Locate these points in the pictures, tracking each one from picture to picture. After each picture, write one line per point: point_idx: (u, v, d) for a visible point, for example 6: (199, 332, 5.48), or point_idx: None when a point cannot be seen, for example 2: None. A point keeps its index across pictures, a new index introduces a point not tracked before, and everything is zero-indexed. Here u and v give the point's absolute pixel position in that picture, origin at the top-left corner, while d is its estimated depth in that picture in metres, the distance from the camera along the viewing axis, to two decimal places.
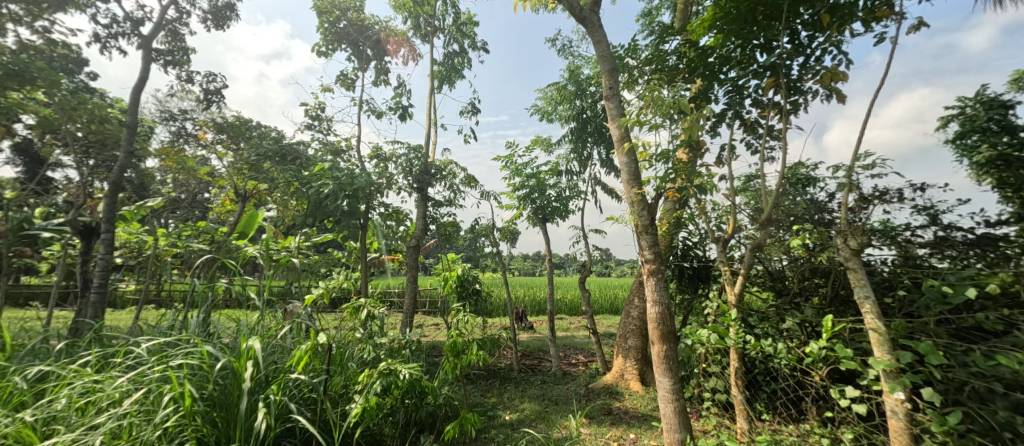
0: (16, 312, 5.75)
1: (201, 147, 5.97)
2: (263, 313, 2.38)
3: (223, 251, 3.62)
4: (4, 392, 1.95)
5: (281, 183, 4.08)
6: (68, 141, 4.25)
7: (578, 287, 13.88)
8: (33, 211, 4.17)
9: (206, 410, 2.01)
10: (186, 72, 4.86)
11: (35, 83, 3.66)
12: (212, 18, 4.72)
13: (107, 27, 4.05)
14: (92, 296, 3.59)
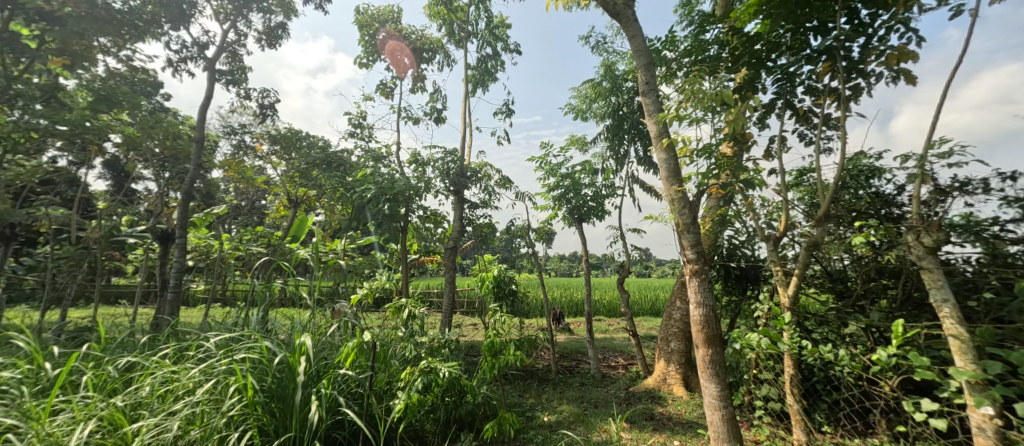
0: (109, 309, 6.49)
1: (259, 157, 6.46)
2: (314, 312, 2.54)
3: (277, 253, 3.89)
4: (99, 379, 2.21)
5: (328, 189, 4.33)
6: (149, 157, 4.75)
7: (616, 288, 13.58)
8: (122, 219, 4.70)
9: (266, 401, 2.18)
10: (245, 89, 5.28)
11: (119, 107, 4.13)
12: (267, 38, 5.10)
13: (178, 53, 4.50)
14: (169, 295, 3.99)
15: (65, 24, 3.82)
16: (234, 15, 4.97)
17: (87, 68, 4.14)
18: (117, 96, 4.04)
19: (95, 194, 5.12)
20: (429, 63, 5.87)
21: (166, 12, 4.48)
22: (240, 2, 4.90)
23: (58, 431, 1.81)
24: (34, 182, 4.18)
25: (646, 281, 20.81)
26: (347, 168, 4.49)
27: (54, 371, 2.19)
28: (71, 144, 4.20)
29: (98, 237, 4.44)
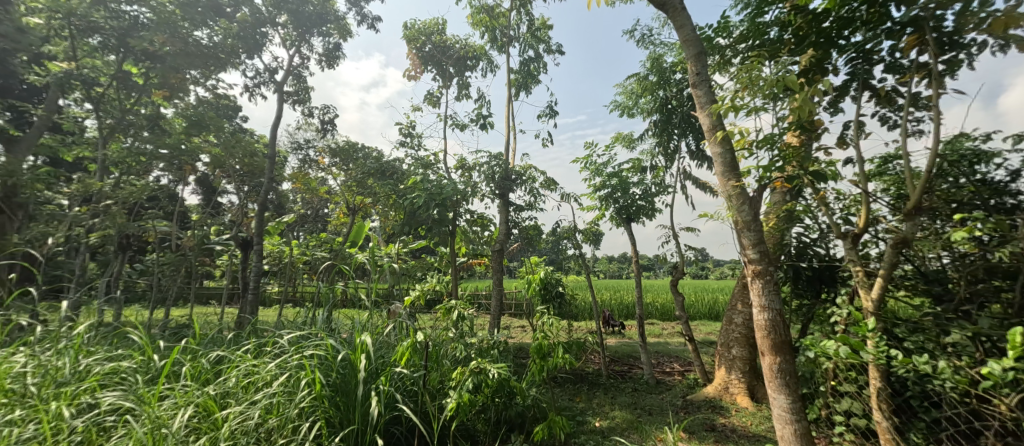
0: (203, 309, 7.35)
1: (322, 169, 6.99)
2: (371, 313, 2.71)
3: (338, 258, 4.19)
4: (195, 369, 2.52)
5: (382, 196, 4.58)
6: (231, 173, 5.33)
7: (670, 290, 12.95)
8: (211, 229, 5.31)
9: (332, 395, 2.35)
10: (309, 107, 5.76)
11: (207, 130, 4.73)
12: (326, 59, 5.53)
13: (254, 78, 5.02)
14: (249, 296, 4.44)
15: (165, 61, 4.45)
16: (299, 41, 5.45)
17: (181, 97, 4.72)
18: (206, 121, 4.66)
19: (190, 207, 5.83)
20: (473, 70, 6.02)
21: (242, 42, 4.84)
22: (304, 29, 5.36)
23: (165, 414, 2.09)
24: (144, 198, 4.86)
25: (705, 283, 19.63)
26: (398, 175, 4.73)
27: (159, 362, 2.53)
28: (171, 164, 4.84)
29: (193, 245, 5.05)
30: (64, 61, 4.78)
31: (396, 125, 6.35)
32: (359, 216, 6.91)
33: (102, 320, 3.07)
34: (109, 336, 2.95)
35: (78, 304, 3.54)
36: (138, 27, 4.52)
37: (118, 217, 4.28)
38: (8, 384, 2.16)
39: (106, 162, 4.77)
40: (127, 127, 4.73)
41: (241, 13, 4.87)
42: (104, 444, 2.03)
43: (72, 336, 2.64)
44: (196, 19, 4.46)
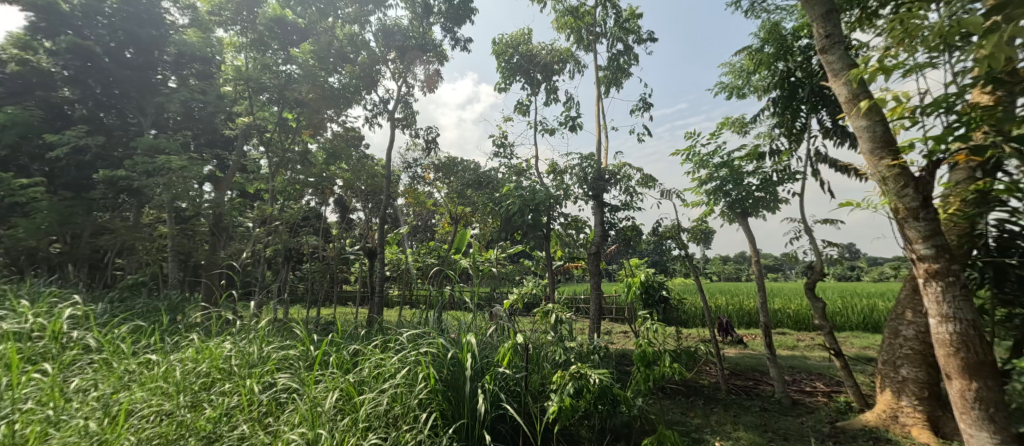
0: (344, 309, 8.71)
1: (428, 184, 7.71)
2: (475, 315, 2.90)
3: (443, 264, 4.55)
4: (339, 359, 3.01)
5: (479, 204, 4.83)
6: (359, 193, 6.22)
7: (805, 295, 10.99)
8: (347, 241, 6.29)
9: (445, 390, 2.57)
10: (415, 130, 6.42)
11: (339, 159, 5.78)
12: (427, 84, 6.11)
13: (373, 110, 5.81)
14: (375, 298, 5.13)
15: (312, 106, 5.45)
16: (405, 72, 6.10)
17: (323, 133, 5.93)
18: (340, 152, 5.79)
19: (330, 223, 7.00)
20: (561, 73, 6.00)
21: (363, 79, 5.50)
22: (409, 61, 6.01)
23: (319, 395, 2.54)
24: (299, 218, 6.01)
25: (856, 286, 16.08)
26: (491, 183, 4.94)
27: (313, 352, 3.10)
28: (317, 189, 5.89)
29: (334, 255, 6.06)
30: (248, 116, 6.24)
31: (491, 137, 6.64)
32: (462, 224, 7.41)
33: (274, 316, 3.89)
34: (278, 329, 3.72)
35: (260, 304, 4.54)
36: (291, 82, 5.72)
37: (284, 234, 5.38)
38: (221, 364, 2.89)
39: (274, 191, 6.03)
40: (287, 163, 5.92)
41: (361, 56, 5.63)
42: (280, 415, 2.56)
43: (257, 328, 3.41)
44: (327, 67, 5.48)
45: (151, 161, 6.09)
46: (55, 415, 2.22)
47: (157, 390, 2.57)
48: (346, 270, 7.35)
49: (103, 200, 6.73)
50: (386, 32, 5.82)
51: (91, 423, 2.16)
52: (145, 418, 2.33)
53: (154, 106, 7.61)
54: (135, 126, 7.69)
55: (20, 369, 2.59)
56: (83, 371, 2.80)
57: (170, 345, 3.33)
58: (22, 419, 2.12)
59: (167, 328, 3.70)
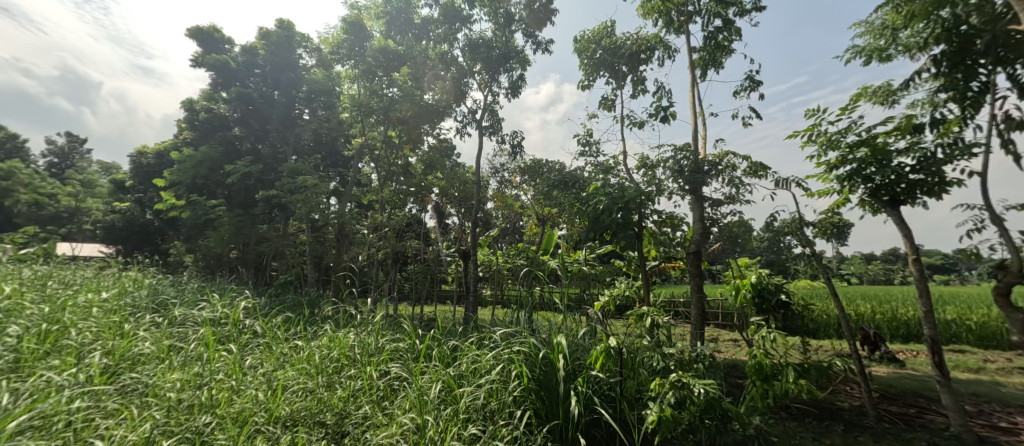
0: (445, 307, 9.41)
1: (514, 187, 7.87)
2: (565, 316, 2.91)
3: (530, 265, 4.60)
4: (441, 353, 3.26)
5: (565, 204, 4.76)
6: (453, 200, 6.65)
7: (991, 304, 8.54)
8: (444, 245, 6.80)
9: (537, 390, 2.59)
10: (501, 136, 6.64)
11: (435, 169, 6.37)
12: (511, 90, 6.27)
13: (463, 121, 6.17)
14: (468, 298, 5.41)
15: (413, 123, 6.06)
16: (491, 81, 6.35)
17: (421, 147, 6.55)
18: (435, 163, 6.34)
19: (430, 228, 7.63)
20: (649, 62, 5.62)
21: (452, 93, 6.05)
22: (493, 71, 6.23)
23: (425, 385, 2.78)
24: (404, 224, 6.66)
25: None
26: (575, 183, 4.82)
27: (419, 345, 3.41)
28: (419, 199, 6.47)
29: (434, 257, 6.62)
30: (362, 137, 7.15)
31: (575, 135, 6.44)
32: (549, 226, 7.42)
33: (386, 311, 4.38)
34: (389, 323, 4.19)
35: (373, 301, 5.16)
36: (393, 103, 6.40)
37: (391, 239, 6.09)
38: (348, 350, 3.37)
39: (384, 201, 6.79)
40: (393, 176, 6.62)
41: (451, 72, 6.05)
42: (394, 400, 2.88)
43: (372, 322, 3.89)
44: (423, 85, 6.05)
45: (294, 182, 7.35)
46: (237, 384, 2.83)
47: (302, 369, 3.10)
48: (445, 271, 7.94)
49: (263, 215, 8.36)
50: (473, 45, 6.08)
51: (259, 393, 2.71)
52: (295, 392, 2.83)
53: (294, 136, 9.22)
54: (282, 153, 9.37)
55: (213, 347, 3.35)
56: (252, 352, 3.51)
57: (307, 334, 3.98)
58: (217, 386, 2.75)
59: (305, 319, 4.44)
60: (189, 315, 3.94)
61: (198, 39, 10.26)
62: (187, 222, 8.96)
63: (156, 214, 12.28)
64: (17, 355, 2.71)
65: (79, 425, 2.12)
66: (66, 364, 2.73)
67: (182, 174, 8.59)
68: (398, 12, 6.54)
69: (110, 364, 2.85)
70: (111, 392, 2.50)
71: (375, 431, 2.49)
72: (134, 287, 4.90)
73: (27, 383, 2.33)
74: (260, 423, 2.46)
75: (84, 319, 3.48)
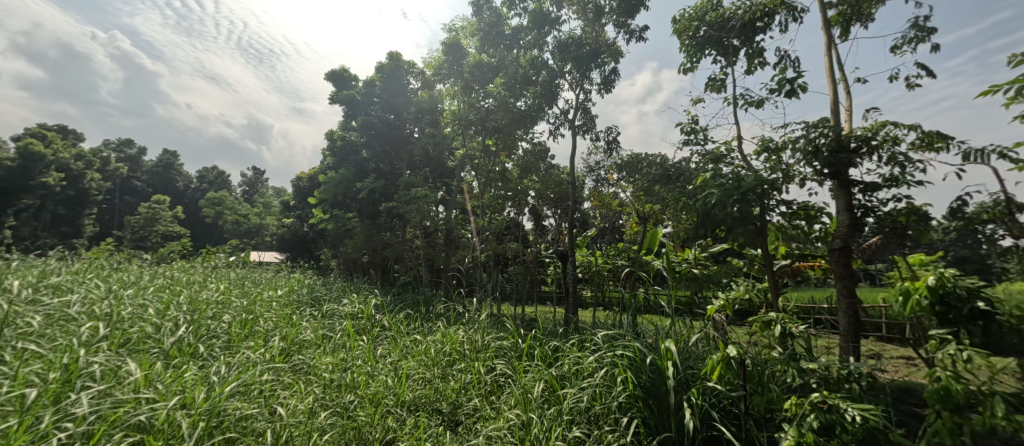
0: (546, 308, 9.50)
1: (612, 186, 7.59)
2: (674, 320, 2.72)
3: (634, 265, 4.39)
4: (543, 353, 3.30)
5: (669, 199, 4.45)
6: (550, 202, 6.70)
7: None
8: (542, 246, 6.90)
9: (644, 397, 2.45)
10: (596, 133, 6.48)
11: (531, 172, 6.55)
12: (604, 85, 6.08)
13: (555, 123, 6.19)
14: (570, 300, 5.36)
15: (505, 130, 6.39)
16: (582, 79, 6.25)
17: (516, 152, 6.78)
18: (530, 166, 6.52)
19: (528, 231, 7.77)
20: (767, 31, 4.94)
21: (544, 98, 6.10)
22: (585, 68, 6.11)
23: (528, 383, 2.83)
24: (504, 227, 6.94)
25: None
26: (680, 175, 4.41)
27: (522, 344, 3.50)
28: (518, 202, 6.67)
29: (533, 259, 6.76)
30: (463, 148, 7.63)
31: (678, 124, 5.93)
32: (652, 224, 6.98)
33: (491, 311, 4.59)
34: (494, 322, 4.37)
35: (479, 300, 5.46)
36: (489, 113, 6.71)
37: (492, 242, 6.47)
38: (461, 345, 3.60)
39: (484, 206, 7.14)
40: (491, 182, 6.95)
41: (542, 76, 6.12)
42: (500, 395, 3.00)
43: (479, 321, 4.10)
44: (516, 92, 6.24)
45: (408, 193, 8.18)
46: (371, 370, 3.22)
47: (421, 361, 3.41)
48: (543, 273, 8.04)
49: (385, 223, 9.46)
50: (562, 46, 6.05)
51: (388, 379, 3.06)
52: (416, 381, 3.14)
53: (406, 152, 10.24)
54: (398, 168, 10.48)
55: (353, 337, 3.89)
56: (382, 343, 3.98)
57: (424, 329, 4.36)
58: (357, 370, 3.16)
59: (422, 316, 4.89)
60: (335, 309, 4.63)
61: (331, 78, 12.06)
62: (329, 232, 10.61)
63: (308, 226, 14.79)
64: (228, 336, 3.49)
65: (266, 394, 2.65)
66: (257, 345, 3.43)
67: (325, 193, 10.22)
68: (490, 27, 6.71)
69: (284, 346, 3.50)
70: (285, 369, 3.06)
71: (484, 423, 2.62)
72: (297, 286, 5.96)
73: (234, 358, 2.99)
74: (390, 405, 2.79)
75: (267, 311, 4.34)
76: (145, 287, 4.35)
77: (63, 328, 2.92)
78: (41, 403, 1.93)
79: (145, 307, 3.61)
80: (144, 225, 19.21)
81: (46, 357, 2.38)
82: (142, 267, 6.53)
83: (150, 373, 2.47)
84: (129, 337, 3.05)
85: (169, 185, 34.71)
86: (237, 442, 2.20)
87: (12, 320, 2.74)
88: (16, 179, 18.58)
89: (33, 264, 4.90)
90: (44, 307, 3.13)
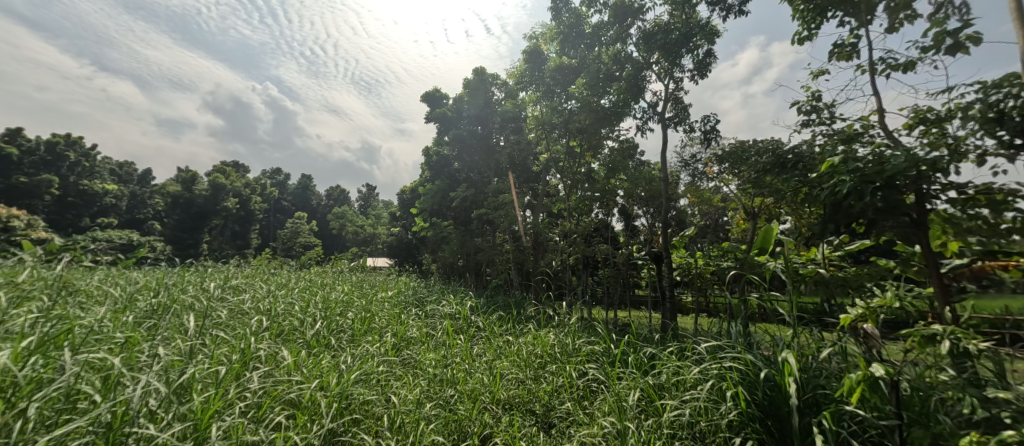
0: (641, 313, 9.04)
1: (712, 179, 6.92)
2: (796, 331, 2.37)
3: (743, 266, 3.95)
4: (638, 361, 3.13)
5: (785, 191, 3.91)
6: (641, 201, 6.39)
7: None
8: (633, 247, 6.59)
9: (761, 417, 2.17)
10: (690, 124, 6.02)
11: (619, 171, 6.31)
12: (698, 71, 5.62)
13: (642, 118, 5.90)
14: (668, 305, 5.03)
15: (590, 131, 6.27)
16: (672, 68, 5.86)
17: (601, 152, 6.62)
18: (618, 165, 6.24)
19: (618, 232, 7.49)
20: None
21: (629, 92, 5.77)
22: (675, 55, 5.71)
23: (624, 392, 2.70)
24: (593, 229, 6.81)
25: None
26: (798, 162, 3.82)
27: (614, 350, 3.35)
28: (605, 203, 6.52)
29: (625, 261, 6.49)
30: (548, 151, 7.68)
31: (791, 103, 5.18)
32: (763, 219, 6.19)
33: (581, 314, 4.50)
34: (585, 326, 4.27)
35: (569, 304, 5.41)
36: (571, 115, 6.65)
37: (581, 244, 6.42)
38: (554, 347, 3.59)
39: (571, 209, 7.08)
40: (578, 183, 6.88)
41: (626, 71, 5.87)
42: (593, 401, 2.92)
43: (569, 324, 4.03)
44: (598, 91, 6.05)
45: (498, 199, 8.49)
46: (469, 368, 3.38)
47: (514, 360, 3.49)
48: (636, 275, 7.67)
49: (477, 229, 9.91)
50: (648, 36, 5.76)
51: (483, 377, 3.18)
52: (509, 380, 3.21)
53: (494, 159, 10.63)
54: (487, 176, 10.91)
55: (451, 336, 4.13)
56: (478, 342, 4.16)
57: (518, 331, 4.46)
58: (456, 367, 3.34)
59: (516, 317, 5.00)
60: (436, 309, 4.96)
61: (425, 98, 13.08)
62: (429, 239, 11.51)
63: (411, 234, 16.21)
64: (352, 330, 3.96)
65: (383, 383, 2.95)
66: (375, 339, 3.83)
67: (425, 203, 11.12)
68: (569, 29, 6.66)
69: (396, 342, 3.86)
70: (396, 362, 3.37)
71: (577, 428, 2.58)
72: (405, 287, 6.56)
73: (357, 350, 3.37)
74: (486, 402, 2.89)
75: (382, 309, 4.83)
76: (292, 288, 5.18)
77: (240, 320, 3.62)
78: (229, 377, 2.40)
79: (293, 304, 4.28)
80: (289, 238, 23.01)
81: (230, 342, 2.97)
82: (287, 271, 7.81)
83: (298, 360, 2.91)
84: (283, 328, 3.65)
85: (302, 202, 40.89)
86: (362, 423, 2.48)
87: (208, 312, 3.49)
88: (204, 203, 23.85)
89: (218, 269, 6.19)
90: (227, 302, 3.91)
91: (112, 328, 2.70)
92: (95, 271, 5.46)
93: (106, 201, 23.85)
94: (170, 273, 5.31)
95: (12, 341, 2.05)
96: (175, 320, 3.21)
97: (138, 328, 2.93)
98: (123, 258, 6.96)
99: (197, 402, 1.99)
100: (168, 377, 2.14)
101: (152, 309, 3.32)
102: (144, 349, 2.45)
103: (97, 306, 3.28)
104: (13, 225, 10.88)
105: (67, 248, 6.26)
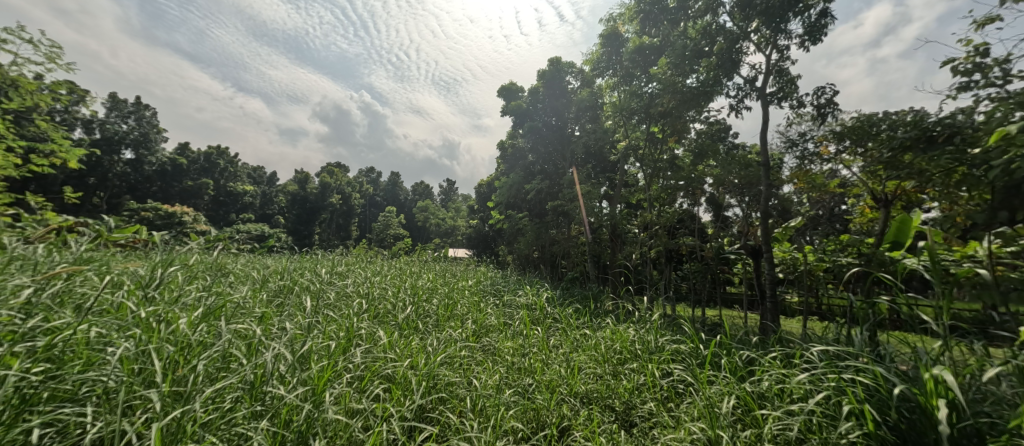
0: (732, 312, 8.29)
1: (826, 161, 6.01)
2: (947, 343, 1.99)
3: (867, 263, 3.39)
4: (734, 365, 2.88)
5: (928, 172, 3.25)
6: (733, 189, 5.82)
7: None
8: (724, 240, 6.05)
9: (897, 442, 1.88)
10: (797, 98, 5.31)
11: (707, 157, 5.84)
12: (810, 35, 4.92)
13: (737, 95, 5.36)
14: (769, 303, 4.55)
15: (674, 114, 5.89)
16: (774, 36, 5.23)
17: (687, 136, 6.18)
18: (706, 149, 5.76)
19: (707, 223, 6.92)
20: None
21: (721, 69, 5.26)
22: (779, 19, 5.07)
23: (716, 397, 2.51)
24: (677, 221, 6.39)
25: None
26: (951, 136, 3.15)
27: (703, 351, 3.12)
28: (690, 191, 6.10)
29: (714, 255, 6.00)
30: (628, 139, 7.38)
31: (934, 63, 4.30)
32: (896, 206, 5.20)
33: (664, 311, 4.26)
34: (668, 323, 4.04)
35: (651, 299, 5.17)
36: (653, 98, 6.28)
37: (663, 236, 6.08)
38: (635, 344, 3.46)
39: (652, 198, 6.73)
40: (660, 171, 6.52)
41: (717, 44, 5.34)
42: (680, 404, 2.76)
43: (651, 320, 3.85)
44: (684, 70, 5.60)
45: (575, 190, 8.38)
46: (546, 358, 3.40)
47: (592, 354, 3.43)
48: (728, 271, 7.04)
49: (552, 221, 9.89)
50: (745, 3, 5.20)
51: (561, 369, 3.17)
52: (587, 374, 3.16)
53: (569, 149, 10.48)
54: (563, 167, 10.82)
55: (529, 326, 4.19)
56: (555, 334, 4.16)
57: (596, 325, 4.37)
58: (533, 357, 3.39)
59: (594, 311, 4.91)
60: (513, 299, 5.06)
61: (501, 92, 13.29)
62: (507, 231, 11.76)
63: (489, 226, 16.70)
64: (437, 316, 4.22)
65: (465, 367, 3.10)
66: (457, 324, 4.04)
67: (502, 196, 11.40)
68: (651, 6, 6.37)
69: (476, 329, 4.02)
70: (476, 348, 3.50)
71: (662, 430, 2.46)
72: (484, 277, 6.83)
73: (442, 335, 3.58)
74: (565, 394, 2.88)
75: (464, 297, 5.06)
76: (386, 275, 5.67)
77: (345, 302, 4.05)
78: (337, 351, 2.71)
79: (386, 288, 4.68)
80: (382, 230, 25.19)
81: (338, 321, 3.33)
82: (383, 260, 8.58)
83: (392, 340, 3.18)
84: (380, 311, 4.00)
85: (392, 197, 44.43)
86: (447, 402, 2.63)
87: (321, 294, 3.97)
88: (315, 199, 27.20)
89: (326, 257, 7.00)
90: (335, 285, 4.42)
91: (252, 304, 3.20)
92: (239, 257, 6.55)
93: (243, 199, 28.38)
94: (292, 259, 6.15)
95: (186, 310, 2.53)
96: (297, 299, 3.69)
97: (270, 306, 3.42)
98: (258, 247, 8.27)
99: (315, 370, 2.28)
100: (293, 346, 2.48)
101: (279, 289, 3.88)
102: (275, 323, 2.87)
103: (241, 284, 3.94)
104: (186, 220, 13.50)
105: (220, 239, 7.59)
